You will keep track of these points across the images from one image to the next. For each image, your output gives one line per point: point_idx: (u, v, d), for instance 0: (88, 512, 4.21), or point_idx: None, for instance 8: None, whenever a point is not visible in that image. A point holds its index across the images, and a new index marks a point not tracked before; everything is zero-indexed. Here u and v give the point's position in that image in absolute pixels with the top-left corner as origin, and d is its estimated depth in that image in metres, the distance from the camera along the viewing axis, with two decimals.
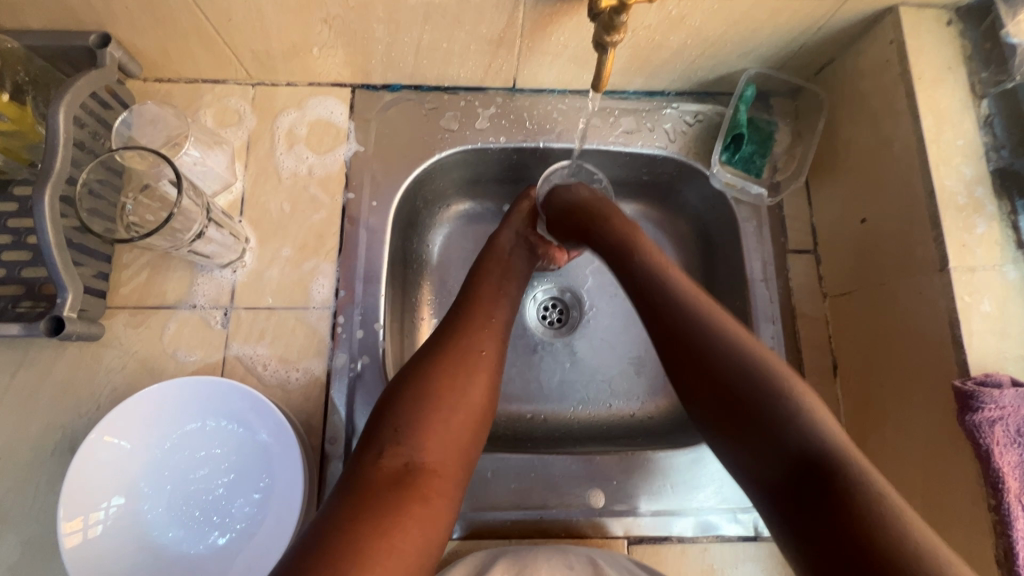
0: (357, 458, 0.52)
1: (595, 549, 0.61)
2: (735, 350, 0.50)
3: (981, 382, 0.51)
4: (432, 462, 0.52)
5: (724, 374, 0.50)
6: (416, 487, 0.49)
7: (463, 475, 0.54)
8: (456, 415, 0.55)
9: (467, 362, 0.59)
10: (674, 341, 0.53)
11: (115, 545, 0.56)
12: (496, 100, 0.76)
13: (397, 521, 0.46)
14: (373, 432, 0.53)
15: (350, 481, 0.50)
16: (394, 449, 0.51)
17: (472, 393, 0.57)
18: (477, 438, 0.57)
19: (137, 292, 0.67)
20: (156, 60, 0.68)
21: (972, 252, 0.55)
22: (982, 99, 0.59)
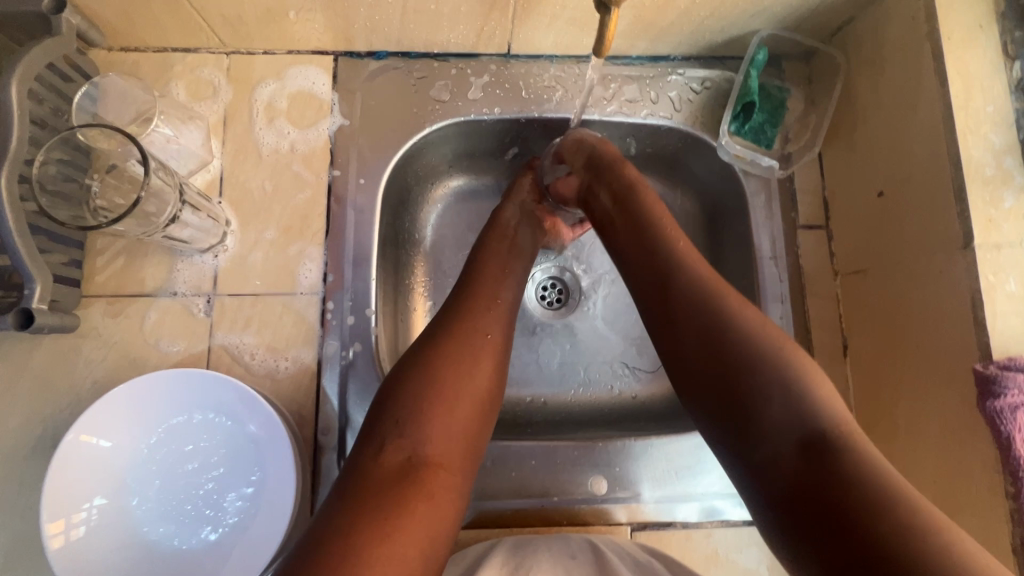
0: (356, 453, 0.49)
1: (596, 536, 0.59)
2: (756, 345, 0.48)
3: (1005, 367, 0.48)
4: (437, 454, 0.49)
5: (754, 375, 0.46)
6: (419, 483, 0.47)
7: (470, 465, 0.52)
8: (460, 401, 0.53)
9: (471, 346, 0.56)
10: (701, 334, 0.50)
11: (103, 544, 0.54)
12: (490, 67, 0.71)
13: (399, 520, 0.44)
14: (373, 424, 0.51)
15: (350, 479, 0.47)
16: (396, 443, 0.49)
17: (477, 378, 0.55)
18: (485, 426, 0.54)
19: (114, 280, 0.63)
20: (119, 26, 0.63)
21: (999, 228, 0.52)
22: (1014, 60, 0.54)
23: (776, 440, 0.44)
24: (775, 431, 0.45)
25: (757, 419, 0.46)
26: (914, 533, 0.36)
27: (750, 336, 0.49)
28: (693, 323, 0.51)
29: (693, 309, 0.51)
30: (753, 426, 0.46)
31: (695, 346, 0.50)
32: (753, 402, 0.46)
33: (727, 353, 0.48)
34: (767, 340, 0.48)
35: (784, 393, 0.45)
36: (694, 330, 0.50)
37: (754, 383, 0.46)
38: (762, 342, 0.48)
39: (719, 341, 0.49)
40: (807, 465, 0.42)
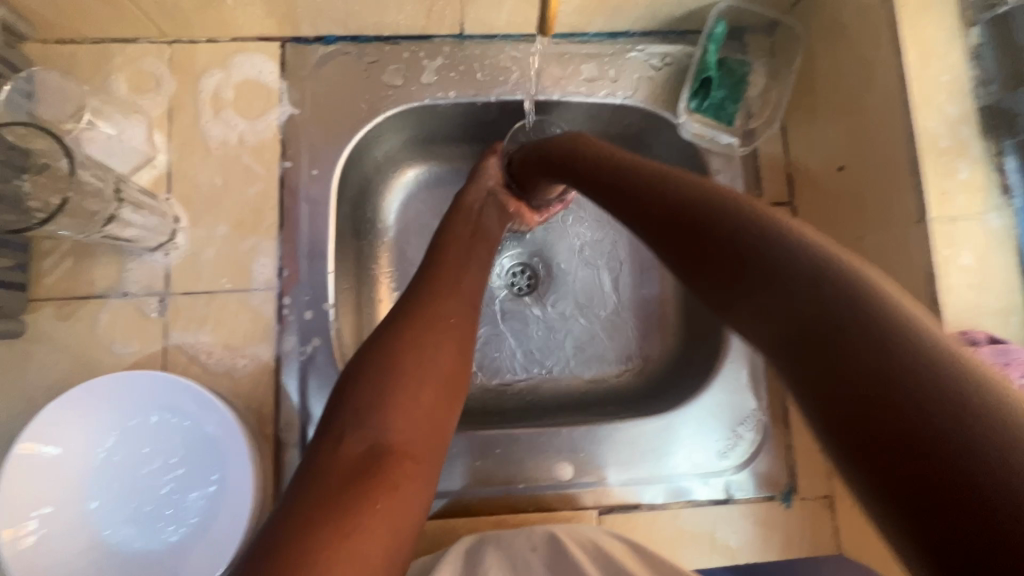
0: (316, 446, 0.49)
1: (558, 524, 0.59)
2: (758, 221, 0.33)
3: (957, 341, 0.48)
4: (401, 444, 0.49)
5: (709, 234, 0.35)
6: (380, 474, 0.46)
7: (438, 451, 0.51)
8: (424, 389, 0.52)
9: (434, 330, 0.55)
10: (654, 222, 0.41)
11: (61, 548, 0.54)
12: (443, 49, 0.69)
13: (361, 511, 0.43)
14: (332, 417, 0.50)
15: (309, 473, 0.46)
16: (358, 433, 0.48)
17: (440, 365, 0.54)
18: (450, 414, 0.54)
19: (62, 283, 0.62)
20: (51, 18, 0.60)
21: (954, 200, 0.51)
22: (971, 27, 0.53)
23: (798, 342, 0.28)
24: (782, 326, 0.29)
25: (765, 317, 0.30)
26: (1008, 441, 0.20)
27: (748, 216, 0.33)
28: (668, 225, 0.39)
29: (672, 215, 0.39)
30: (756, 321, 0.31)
31: (687, 262, 0.37)
32: (739, 271, 0.32)
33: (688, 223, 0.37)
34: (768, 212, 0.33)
35: (879, 326, 0.25)
36: (684, 238, 0.37)
37: (750, 262, 0.32)
38: (765, 218, 0.33)
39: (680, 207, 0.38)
40: (842, 367, 0.25)
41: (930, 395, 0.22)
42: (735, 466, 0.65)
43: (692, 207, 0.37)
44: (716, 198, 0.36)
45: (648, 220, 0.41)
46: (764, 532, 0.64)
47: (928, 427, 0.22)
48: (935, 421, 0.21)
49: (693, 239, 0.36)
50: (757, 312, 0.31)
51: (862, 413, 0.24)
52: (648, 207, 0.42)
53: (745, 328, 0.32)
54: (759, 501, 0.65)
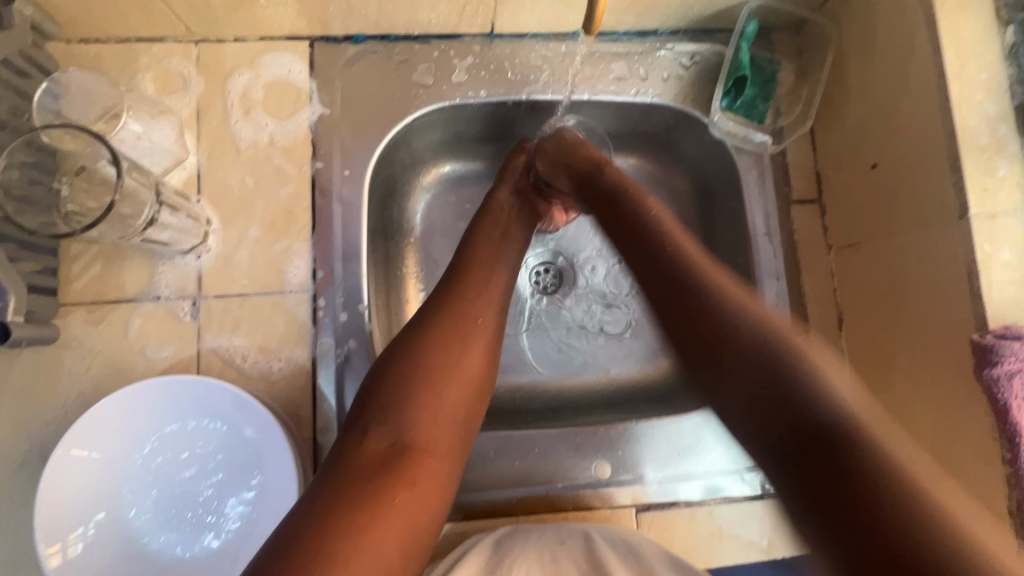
0: (341, 441, 0.49)
1: (594, 525, 0.59)
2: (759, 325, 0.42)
3: (1002, 336, 0.48)
4: (423, 442, 0.48)
5: (723, 326, 0.43)
6: (402, 472, 0.46)
7: (460, 451, 0.51)
8: (449, 388, 0.51)
9: (461, 329, 0.55)
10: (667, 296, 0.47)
11: (104, 558, 0.53)
12: (473, 48, 0.69)
13: (377, 509, 0.43)
14: (358, 412, 0.50)
15: (332, 468, 0.46)
16: (380, 430, 0.48)
17: (467, 365, 0.53)
18: (474, 414, 0.53)
19: (93, 287, 0.61)
20: (78, 17, 0.59)
21: (994, 197, 0.51)
22: (1007, 26, 0.54)
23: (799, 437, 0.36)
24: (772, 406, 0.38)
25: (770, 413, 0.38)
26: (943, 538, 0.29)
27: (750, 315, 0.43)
28: (686, 307, 0.45)
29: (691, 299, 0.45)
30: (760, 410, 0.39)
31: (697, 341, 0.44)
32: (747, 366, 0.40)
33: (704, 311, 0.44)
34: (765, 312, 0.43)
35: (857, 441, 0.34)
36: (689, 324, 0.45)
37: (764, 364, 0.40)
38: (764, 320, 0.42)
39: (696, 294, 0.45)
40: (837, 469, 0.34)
41: (873, 462, 0.33)
42: None
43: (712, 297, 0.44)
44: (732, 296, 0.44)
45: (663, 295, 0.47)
46: None
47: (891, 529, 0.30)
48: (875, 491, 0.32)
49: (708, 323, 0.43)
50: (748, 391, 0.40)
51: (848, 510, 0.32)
52: (664, 279, 0.47)
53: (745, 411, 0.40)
54: None
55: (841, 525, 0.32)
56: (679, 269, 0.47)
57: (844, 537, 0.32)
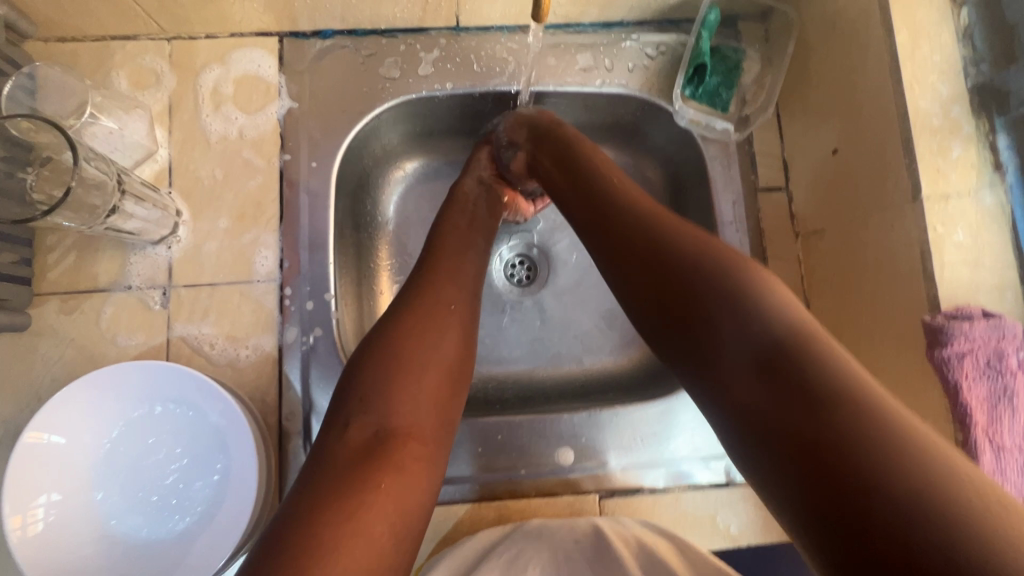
0: (322, 433, 0.47)
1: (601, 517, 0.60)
2: (754, 299, 0.38)
3: (952, 316, 0.48)
4: (406, 427, 0.47)
5: (701, 289, 0.41)
6: (388, 458, 0.45)
7: (446, 434, 0.50)
8: (429, 372, 0.50)
9: (436, 315, 0.54)
10: (644, 262, 0.44)
11: (68, 537, 0.54)
12: (439, 42, 0.70)
13: (364, 496, 0.42)
14: (339, 403, 0.49)
15: (317, 461, 0.45)
16: (361, 419, 0.47)
17: (445, 349, 0.52)
18: (457, 396, 0.52)
19: (67, 277, 0.62)
20: (53, 16, 0.61)
21: (947, 178, 0.51)
22: (961, 8, 0.54)
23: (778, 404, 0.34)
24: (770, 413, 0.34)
25: (749, 379, 0.36)
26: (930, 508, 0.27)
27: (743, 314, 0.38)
28: (665, 277, 0.43)
29: (667, 265, 0.43)
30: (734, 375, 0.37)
31: (673, 310, 0.42)
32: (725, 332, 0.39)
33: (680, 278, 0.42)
34: (777, 303, 0.38)
35: (835, 404, 0.32)
36: (688, 317, 0.41)
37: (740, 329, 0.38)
38: (770, 312, 0.38)
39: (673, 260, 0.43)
40: (814, 437, 0.32)
41: (857, 430, 0.31)
42: None
43: (690, 260, 0.42)
44: (712, 256, 0.42)
45: (637, 262, 0.45)
46: (764, 515, 0.65)
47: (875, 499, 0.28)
48: (882, 491, 0.28)
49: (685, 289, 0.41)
50: (746, 397, 0.36)
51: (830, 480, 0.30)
52: (637, 245, 0.45)
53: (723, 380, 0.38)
54: None
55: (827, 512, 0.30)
56: (658, 234, 0.45)
57: (826, 512, 0.30)
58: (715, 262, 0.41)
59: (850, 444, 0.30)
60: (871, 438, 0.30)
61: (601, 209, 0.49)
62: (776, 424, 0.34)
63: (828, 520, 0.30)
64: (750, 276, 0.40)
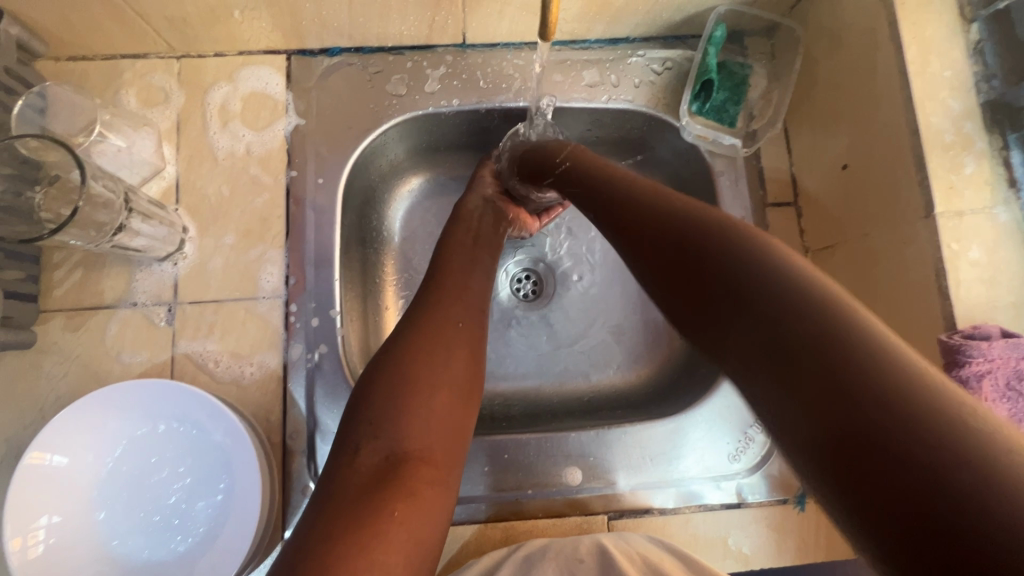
0: (333, 461, 0.47)
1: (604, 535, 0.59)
2: (756, 255, 0.35)
3: (969, 336, 0.47)
4: (417, 451, 0.47)
5: (695, 254, 0.39)
6: (400, 484, 0.44)
7: (457, 457, 0.49)
8: (438, 394, 0.50)
9: (443, 336, 0.53)
10: (643, 240, 0.44)
11: (69, 559, 0.53)
12: (445, 59, 0.70)
13: (379, 524, 0.41)
14: (348, 429, 0.48)
15: (327, 489, 0.44)
16: (373, 444, 0.46)
17: (454, 371, 0.52)
18: (467, 419, 0.51)
19: (73, 294, 0.62)
20: (65, 36, 0.62)
21: (960, 195, 0.51)
22: (971, 23, 0.53)
23: (788, 364, 0.30)
24: (780, 362, 0.30)
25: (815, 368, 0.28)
26: (947, 436, 0.23)
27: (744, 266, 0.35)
28: (663, 251, 0.42)
29: (662, 240, 0.42)
30: (779, 351, 0.31)
31: (676, 282, 0.40)
32: (741, 301, 0.34)
33: (678, 246, 0.40)
34: (774, 256, 0.35)
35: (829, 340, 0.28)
36: (687, 281, 0.39)
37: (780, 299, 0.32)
38: (755, 250, 0.36)
39: (666, 233, 0.42)
40: (814, 381, 0.28)
41: (862, 363, 0.27)
42: (747, 469, 0.64)
43: (683, 230, 0.41)
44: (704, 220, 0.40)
45: (637, 241, 0.44)
46: (777, 536, 0.63)
47: (888, 433, 0.24)
48: (890, 423, 0.25)
49: (682, 256, 0.40)
50: (797, 367, 0.29)
51: (837, 421, 0.26)
52: (632, 228, 0.45)
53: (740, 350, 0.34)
54: (772, 504, 0.64)
55: (843, 464, 0.26)
56: (652, 209, 0.44)
57: (843, 464, 0.26)
58: (709, 225, 0.39)
59: (851, 380, 0.27)
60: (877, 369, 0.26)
61: (604, 203, 0.50)
62: (777, 382, 0.30)
63: (830, 464, 0.26)
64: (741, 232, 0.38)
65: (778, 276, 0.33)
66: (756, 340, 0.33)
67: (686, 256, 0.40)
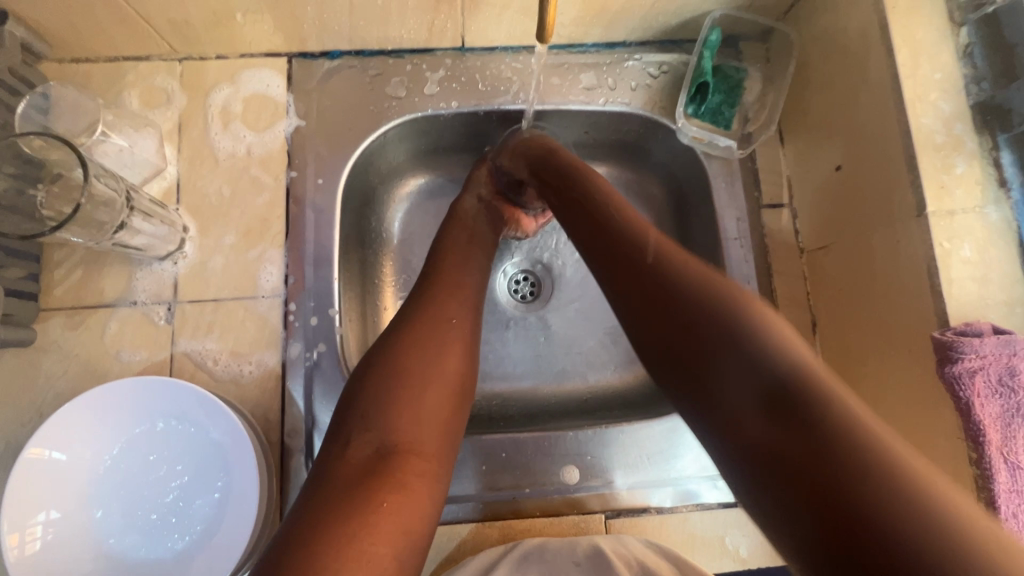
0: (324, 452, 0.47)
1: (602, 536, 0.59)
2: (751, 331, 0.39)
3: (961, 333, 0.48)
4: (408, 444, 0.47)
5: (689, 319, 0.41)
6: (390, 476, 0.44)
7: (448, 451, 0.49)
8: (430, 389, 0.50)
9: (436, 331, 0.53)
10: (633, 288, 0.45)
11: (64, 557, 0.53)
12: (444, 62, 0.71)
13: (367, 516, 0.41)
14: (341, 421, 0.48)
15: (318, 479, 0.45)
16: (364, 437, 0.46)
17: (446, 365, 0.52)
18: (458, 413, 0.51)
19: (73, 293, 0.63)
20: (68, 38, 0.63)
21: (951, 194, 0.51)
22: (960, 27, 0.54)
23: (781, 450, 0.35)
24: (774, 445, 0.35)
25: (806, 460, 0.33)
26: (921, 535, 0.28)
27: (755, 365, 0.38)
28: (653, 308, 0.43)
29: (654, 295, 0.44)
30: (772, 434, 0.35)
31: (667, 340, 0.43)
32: (737, 379, 0.38)
33: (671, 306, 0.43)
34: (766, 332, 0.38)
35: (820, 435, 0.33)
36: (679, 344, 0.42)
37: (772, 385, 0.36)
38: (749, 325, 0.39)
39: (658, 289, 0.44)
40: (806, 470, 0.33)
41: (847, 460, 0.32)
42: None
43: (676, 290, 0.43)
44: (696, 284, 0.42)
45: (627, 289, 0.46)
46: None
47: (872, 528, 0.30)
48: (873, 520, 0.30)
49: (675, 317, 0.42)
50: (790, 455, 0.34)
51: (827, 511, 0.32)
52: (620, 274, 0.46)
53: (733, 421, 0.38)
54: None
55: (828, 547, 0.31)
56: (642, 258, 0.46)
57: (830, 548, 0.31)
58: (703, 290, 0.42)
59: (838, 476, 0.32)
60: (858, 464, 0.31)
61: (594, 236, 0.50)
62: (769, 463, 0.35)
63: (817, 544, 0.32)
64: (732, 301, 0.41)
65: (795, 376, 0.36)
66: (752, 417, 0.37)
67: (677, 318, 0.42)
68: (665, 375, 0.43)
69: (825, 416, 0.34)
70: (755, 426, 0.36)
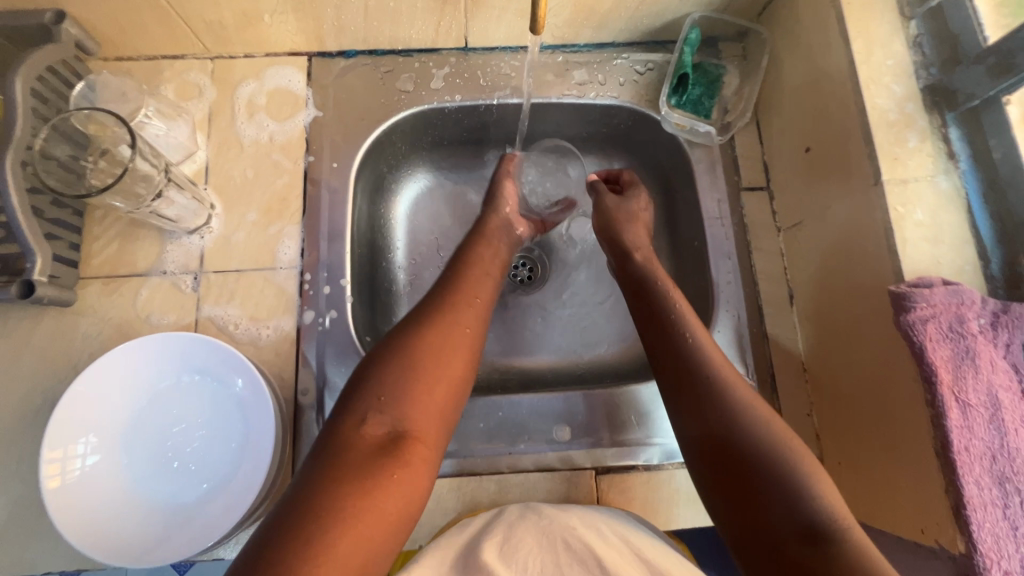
0: (337, 422, 0.51)
1: (598, 504, 0.61)
2: (787, 451, 0.49)
3: (914, 285, 0.53)
4: (416, 431, 0.52)
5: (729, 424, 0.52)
6: (398, 457, 0.49)
7: (444, 441, 0.54)
8: (439, 385, 0.54)
9: (450, 334, 0.58)
10: (684, 388, 0.56)
11: (94, 492, 0.58)
12: (449, 60, 0.78)
13: (375, 482, 0.46)
14: (354, 399, 0.52)
15: (331, 449, 0.49)
16: (378, 417, 0.51)
17: (455, 366, 0.56)
18: (455, 407, 0.56)
19: (109, 263, 0.69)
20: (115, 37, 0.70)
21: (905, 165, 0.57)
22: (910, 20, 0.61)
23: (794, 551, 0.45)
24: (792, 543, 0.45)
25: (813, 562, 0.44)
26: None
27: (794, 501, 0.47)
28: (698, 412, 0.54)
29: (701, 396, 0.54)
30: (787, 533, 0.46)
31: (705, 435, 0.53)
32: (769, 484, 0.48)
33: (713, 408, 0.53)
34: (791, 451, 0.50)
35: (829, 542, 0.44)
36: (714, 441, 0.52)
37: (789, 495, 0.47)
38: (783, 445, 0.50)
39: (707, 394, 0.54)
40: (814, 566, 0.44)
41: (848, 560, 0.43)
42: None
43: (721, 397, 0.54)
44: (736, 397, 0.53)
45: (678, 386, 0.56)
46: None
47: None
48: None
49: (717, 420, 0.53)
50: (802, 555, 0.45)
51: None
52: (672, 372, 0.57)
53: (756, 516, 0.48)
54: None
55: None
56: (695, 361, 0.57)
57: None
58: (741, 405, 0.53)
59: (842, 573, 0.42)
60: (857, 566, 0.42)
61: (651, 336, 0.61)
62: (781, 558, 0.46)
63: None
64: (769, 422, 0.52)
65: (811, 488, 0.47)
66: (776, 518, 0.47)
67: (717, 420, 0.53)
68: (710, 481, 0.52)
69: (852, 559, 0.43)
70: (778, 518, 0.47)
